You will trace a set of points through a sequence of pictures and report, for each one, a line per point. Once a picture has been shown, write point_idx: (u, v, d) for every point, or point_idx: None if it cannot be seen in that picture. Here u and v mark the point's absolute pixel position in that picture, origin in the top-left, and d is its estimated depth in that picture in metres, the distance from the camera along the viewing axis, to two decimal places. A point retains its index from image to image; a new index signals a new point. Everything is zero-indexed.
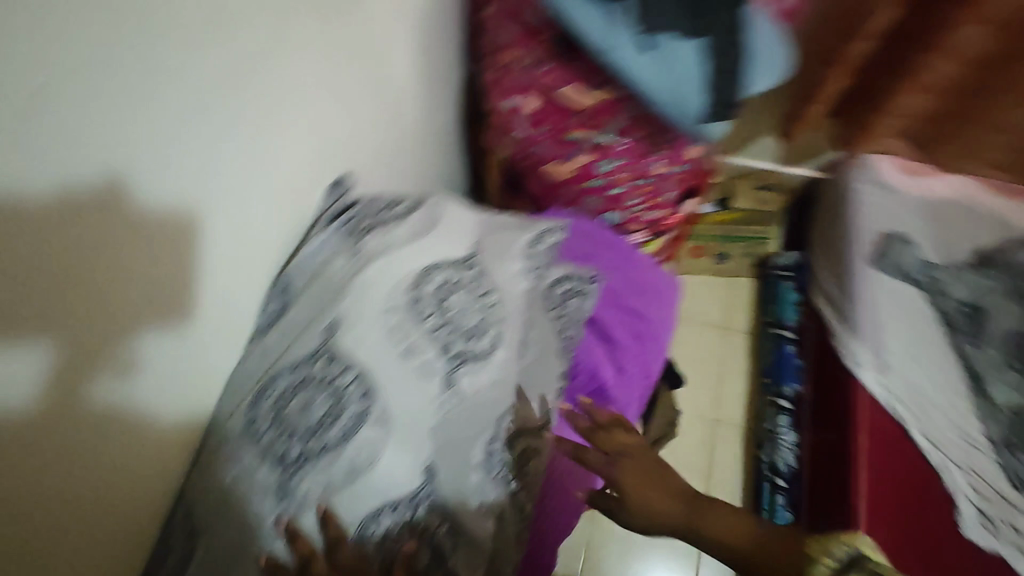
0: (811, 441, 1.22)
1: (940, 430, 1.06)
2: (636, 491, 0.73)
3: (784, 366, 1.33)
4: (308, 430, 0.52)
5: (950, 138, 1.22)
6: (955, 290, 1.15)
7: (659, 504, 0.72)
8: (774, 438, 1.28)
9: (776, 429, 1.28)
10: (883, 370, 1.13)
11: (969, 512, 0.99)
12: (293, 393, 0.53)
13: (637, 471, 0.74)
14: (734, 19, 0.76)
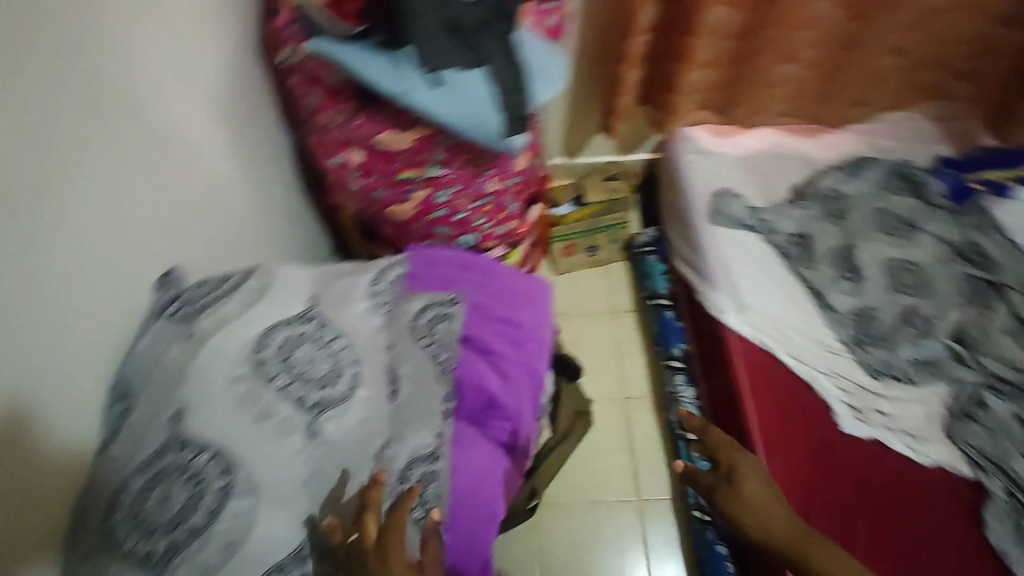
0: (705, 391, 1.31)
1: (801, 346, 1.21)
2: (750, 488, 0.93)
3: (669, 330, 1.43)
4: (172, 521, 0.52)
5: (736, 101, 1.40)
6: (780, 225, 1.36)
7: (757, 505, 0.91)
8: (676, 398, 1.36)
9: (675, 389, 1.36)
10: (744, 312, 1.25)
11: (840, 409, 1.14)
12: (150, 490, 0.53)
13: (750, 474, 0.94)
14: (508, 46, 0.85)
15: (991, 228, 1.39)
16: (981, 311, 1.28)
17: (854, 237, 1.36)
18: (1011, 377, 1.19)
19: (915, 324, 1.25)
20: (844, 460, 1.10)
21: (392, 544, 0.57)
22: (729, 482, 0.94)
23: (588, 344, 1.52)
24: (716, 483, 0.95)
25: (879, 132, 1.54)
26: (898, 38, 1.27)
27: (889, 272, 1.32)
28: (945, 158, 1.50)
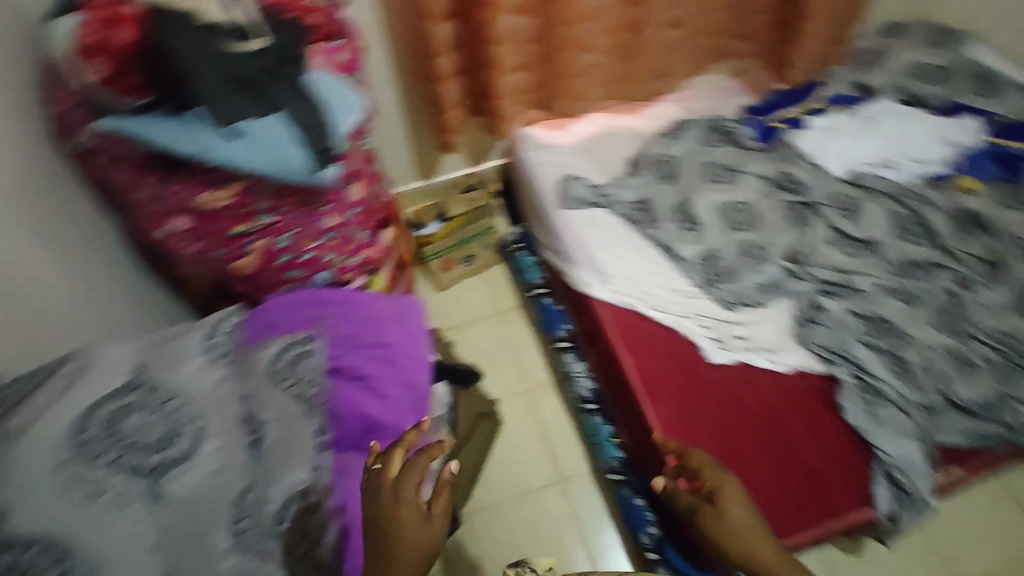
0: (593, 362, 1.38)
1: (662, 298, 1.32)
2: (730, 510, 0.87)
3: (551, 316, 1.51)
4: None
5: (552, 98, 1.53)
6: (620, 195, 1.47)
7: (733, 531, 0.84)
8: (571, 375, 1.42)
9: (568, 367, 1.43)
10: (606, 280, 1.34)
11: (707, 345, 1.26)
12: None
13: (729, 496, 0.89)
14: (298, 89, 0.89)
15: (796, 157, 1.58)
16: (804, 229, 1.45)
17: (687, 191, 1.50)
18: (838, 279, 1.35)
19: (752, 254, 1.40)
20: (722, 390, 1.21)
21: (406, 478, 0.74)
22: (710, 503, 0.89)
23: (485, 347, 1.58)
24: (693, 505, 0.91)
25: (690, 96, 1.71)
26: (673, 12, 1.43)
27: (723, 214, 1.47)
28: (751, 107, 1.70)
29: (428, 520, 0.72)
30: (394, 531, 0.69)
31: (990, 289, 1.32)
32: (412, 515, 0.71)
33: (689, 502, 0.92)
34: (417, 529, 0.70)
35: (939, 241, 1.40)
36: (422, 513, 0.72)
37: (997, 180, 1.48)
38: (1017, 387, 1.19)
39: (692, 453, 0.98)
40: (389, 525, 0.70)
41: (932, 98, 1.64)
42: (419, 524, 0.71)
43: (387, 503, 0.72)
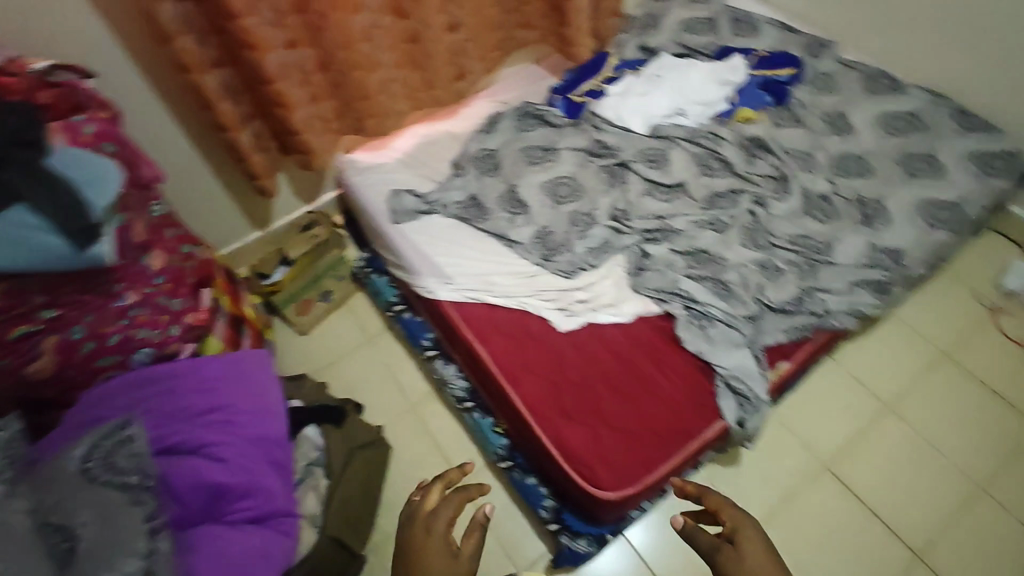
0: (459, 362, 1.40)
1: (504, 283, 1.38)
2: (748, 550, 0.80)
3: (413, 329, 1.52)
4: None
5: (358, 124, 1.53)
6: (448, 198, 1.54)
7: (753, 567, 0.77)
8: (444, 380, 1.44)
9: (440, 373, 1.44)
10: (449, 281, 1.38)
11: (554, 315, 1.33)
12: None
13: (748, 534, 0.82)
14: (34, 175, 0.84)
15: (603, 124, 1.71)
16: (621, 187, 1.58)
17: (511, 179, 1.59)
18: (657, 225, 1.48)
19: (580, 222, 1.50)
20: (576, 352, 1.28)
21: (437, 515, 0.91)
22: (730, 542, 0.82)
23: (361, 376, 1.57)
24: (714, 543, 0.83)
25: (498, 90, 1.84)
26: (449, 15, 1.48)
27: (547, 192, 1.56)
28: (555, 88, 1.81)
29: (455, 555, 0.87)
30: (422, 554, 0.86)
31: (782, 200, 1.48)
32: (440, 546, 0.87)
33: (711, 544, 0.83)
34: (441, 557, 0.85)
35: (734, 169, 1.57)
36: (449, 551, 0.87)
37: (769, 106, 1.68)
38: (816, 279, 1.35)
39: (712, 494, 0.91)
40: (419, 550, 0.87)
41: (704, 47, 1.84)
42: (445, 555, 0.86)
43: (419, 534, 0.90)
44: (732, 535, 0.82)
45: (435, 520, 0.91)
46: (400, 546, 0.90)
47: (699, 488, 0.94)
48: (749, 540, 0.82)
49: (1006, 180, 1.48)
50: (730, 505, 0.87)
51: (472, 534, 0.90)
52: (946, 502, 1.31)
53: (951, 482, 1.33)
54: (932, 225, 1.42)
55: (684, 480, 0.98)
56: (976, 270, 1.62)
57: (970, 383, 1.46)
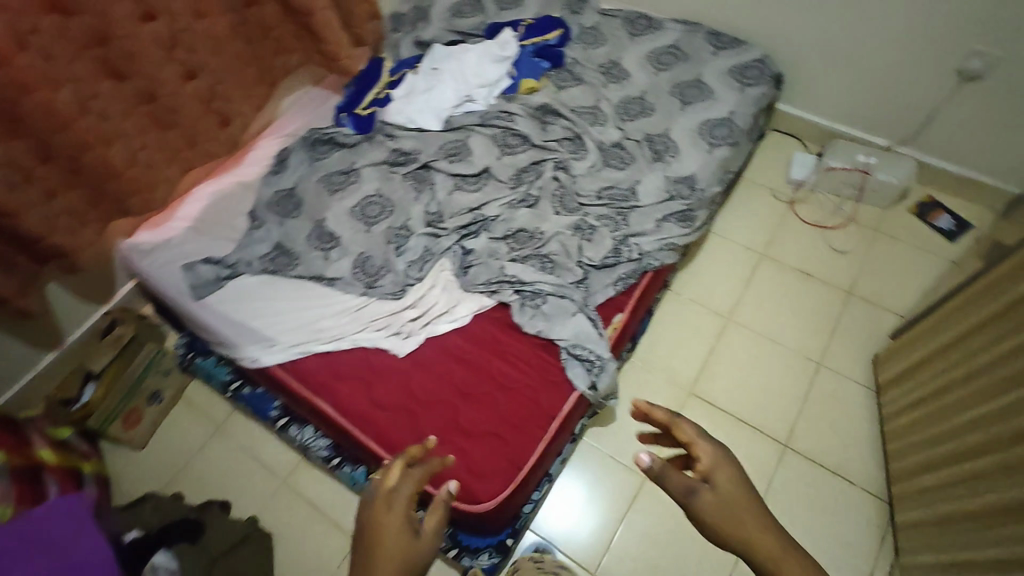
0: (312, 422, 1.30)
1: (331, 326, 1.30)
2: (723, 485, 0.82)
3: (257, 402, 1.39)
4: None
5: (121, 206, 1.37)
6: (250, 255, 1.42)
7: (730, 517, 0.78)
8: (304, 444, 1.34)
9: (297, 438, 1.34)
10: (272, 342, 1.28)
11: (390, 342, 1.27)
12: None
13: (723, 477, 0.81)
14: None
15: (396, 131, 1.66)
16: (430, 190, 1.55)
17: (316, 214, 1.50)
18: (471, 218, 1.46)
19: (397, 238, 1.45)
20: (421, 373, 1.23)
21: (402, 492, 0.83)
22: (706, 483, 0.82)
23: (220, 470, 1.43)
24: (689, 487, 0.81)
25: (284, 123, 1.73)
26: (183, 64, 1.34)
27: (356, 216, 1.50)
28: (339, 106, 1.73)
29: (415, 535, 0.78)
30: (381, 534, 0.77)
31: (581, 160, 1.52)
32: (399, 524, 0.79)
33: (683, 485, 0.82)
34: (401, 536, 0.77)
35: (531, 142, 1.58)
36: (412, 529, 0.79)
37: (549, 71, 1.72)
38: (627, 225, 1.40)
39: (683, 427, 0.85)
40: (379, 530, 0.78)
41: (475, 28, 1.84)
42: (405, 534, 0.77)
43: (379, 513, 0.80)
44: (710, 477, 0.81)
45: (396, 499, 0.82)
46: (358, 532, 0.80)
47: (669, 417, 0.86)
48: (723, 480, 0.81)
49: (766, 86, 1.60)
50: (705, 444, 0.84)
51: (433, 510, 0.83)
52: (796, 387, 1.42)
53: (796, 367, 1.45)
54: (714, 144, 1.51)
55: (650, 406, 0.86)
56: (769, 170, 1.78)
57: (788, 273, 1.59)
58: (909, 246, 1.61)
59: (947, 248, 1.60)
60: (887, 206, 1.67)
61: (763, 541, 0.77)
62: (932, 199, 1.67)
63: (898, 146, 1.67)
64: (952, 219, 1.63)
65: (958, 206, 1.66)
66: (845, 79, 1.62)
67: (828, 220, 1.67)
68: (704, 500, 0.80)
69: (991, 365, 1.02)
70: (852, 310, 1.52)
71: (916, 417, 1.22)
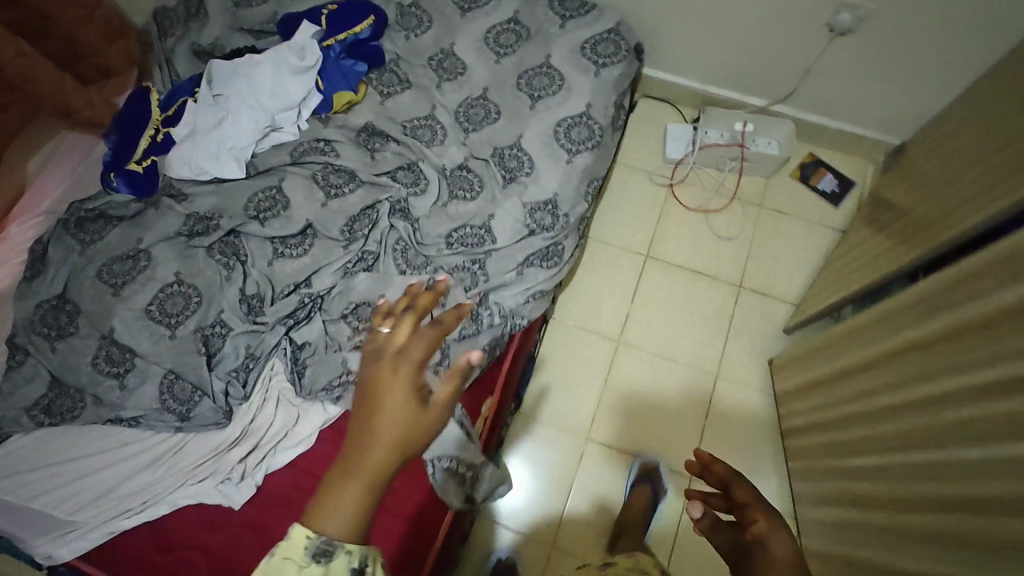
0: None
1: (144, 486, 1.05)
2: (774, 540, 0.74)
3: None
4: None
5: None
6: (13, 407, 1.10)
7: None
8: None
9: None
10: (71, 525, 1.02)
11: (220, 494, 1.04)
12: None
13: (779, 540, 0.74)
14: None
15: (187, 189, 1.30)
16: (244, 264, 1.23)
17: (100, 324, 1.17)
18: (298, 300, 1.18)
19: (211, 340, 1.15)
20: (269, 525, 1.03)
21: (416, 348, 0.60)
22: (757, 546, 0.75)
23: None
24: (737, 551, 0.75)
25: (36, 198, 1.33)
26: None
27: (154, 318, 1.17)
28: (104, 162, 1.33)
29: (422, 406, 0.61)
30: (382, 404, 0.59)
31: (422, 196, 1.25)
32: (409, 385, 0.60)
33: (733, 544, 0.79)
34: (407, 409, 0.59)
35: (359, 178, 1.28)
36: (423, 401, 0.60)
37: (367, 76, 1.38)
38: (486, 277, 1.18)
39: (740, 484, 0.81)
40: (383, 391, 0.59)
41: (264, 23, 1.43)
42: (411, 406, 0.59)
43: (384, 366, 0.60)
44: (762, 538, 0.74)
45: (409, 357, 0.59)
46: (361, 385, 0.61)
47: (730, 471, 0.82)
48: (779, 545, 0.73)
49: (625, 63, 1.34)
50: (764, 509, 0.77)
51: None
52: (694, 406, 1.35)
53: (693, 386, 1.36)
54: (573, 150, 1.27)
55: (710, 457, 0.84)
56: (643, 148, 1.57)
57: (675, 273, 1.46)
58: (794, 219, 1.49)
59: (831, 214, 1.50)
60: (769, 175, 1.52)
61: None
62: (814, 158, 1.53)
63: (775, 106, 1.49)
64: (834, 179, 1.51)
65: (840, 161, 1.53)
66: (710, 39, 1.40)
67: (713, 202, 1.51)
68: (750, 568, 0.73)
69: (884, 413, 0.93)
70: (743, 307, 1.42)
71: (811, 442, 1.15)
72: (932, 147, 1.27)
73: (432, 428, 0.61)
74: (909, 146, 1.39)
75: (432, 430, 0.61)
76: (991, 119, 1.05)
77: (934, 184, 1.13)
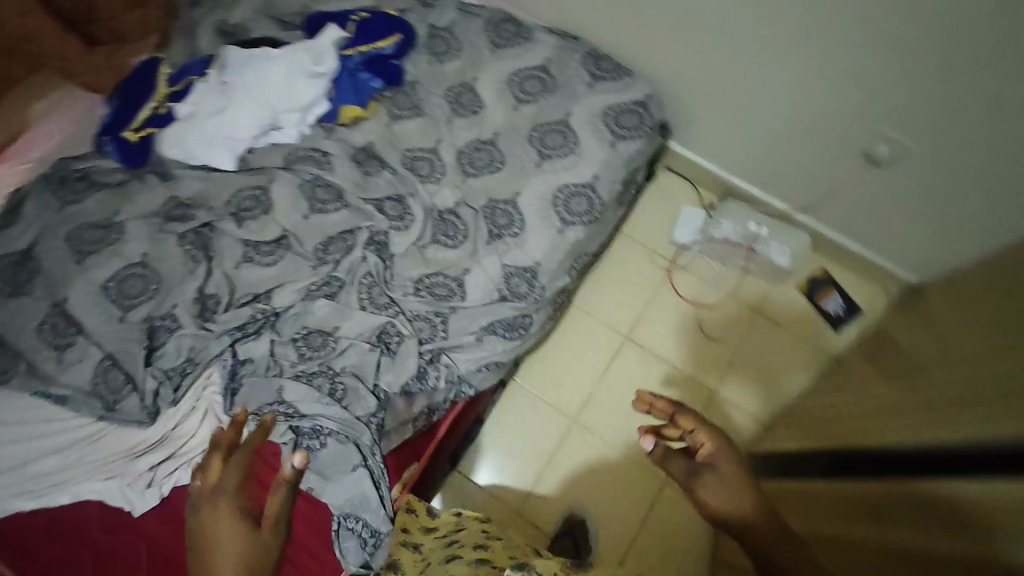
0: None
1: (53, 469, 1.04)
2: (723, 465, 0.83)
3: None
4: None
5: None
6: None
7: (729, 502, 0.80)
8: None
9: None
10: None
11: (123, 497, 1.02)
12: None
13: (723, 466, 0.82)
14: None
15: (176, 171, 1.28)
16: (211, 261, 1.20)
17: (54, 289, 1.14)
18: (252, 313, 1.15)
19: (156, 333, 1.13)
20: (165, 538, 1.02)
21: (229, 485, 0.82)
22: (708, 469, 0.83)
23: None
24: (691, 471, 0.84)
25: (28, 143, 1.31)
26: None
27: (109, 296, 1.13)
28: (102, 125, 1.31)
29: (253, 528, 0.80)
30: (217, 541, 0.76)
31: (403, 233, 1.20)
32: (234, 522, 0.78)
33: (682, 471, 0.84)
34: (237, 538, 0.77)
35: (346, 199, 1.23)
36: (251, 530, 0.79)
37: (381, 92, 1.33)
38: (444, 334, 1.15)
39: (688, 411, 0.86)
40: (213, 537, 0.77)
41: (295, 15, 1.40)
42: (241, 533, 0.78)
43: (209, 516, 0.78)
44: (714, 465, 0.82)
45: (224, 497, 0.81)
46: (192, 539, 0.77)
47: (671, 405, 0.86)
48: (725, 470, 0.82)
49: (644, 140, 1.28)
50: (708, 428, 0.85)
51: (276, 497, 0.86)
52: (634, 505, 1.29)
53: (638, 485, 1.30)
54: (567, 221, 1.21)
55: (654, 394, 0.88)
56: (652, 225, 1.50)
57: (650, 362, 1.39)
58: (787, 333, 1.42)
59: (828, 339, 1.41)
60: (773, 281, 1.45)
61: (766, 530, 0.78)
62: (826, 274, 1.43)
63: (796, 214, 1.41)
64: (843, 302, 1.41)
65: (851, 284, 1.44)
66: (741, 129, 1.32)
67: (709, 296, 1.44)
68: (703, 483, 0.82)
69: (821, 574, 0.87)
70: (713, 415, 1.36)
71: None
72: (950, 292, 1.16)
73: (263, 546, 0.80)
74: (927, 289, 1.29)
75: (265, 543, 0.81)
76: (1003, 284, 0.95)
77: (931, 340, 1.04)
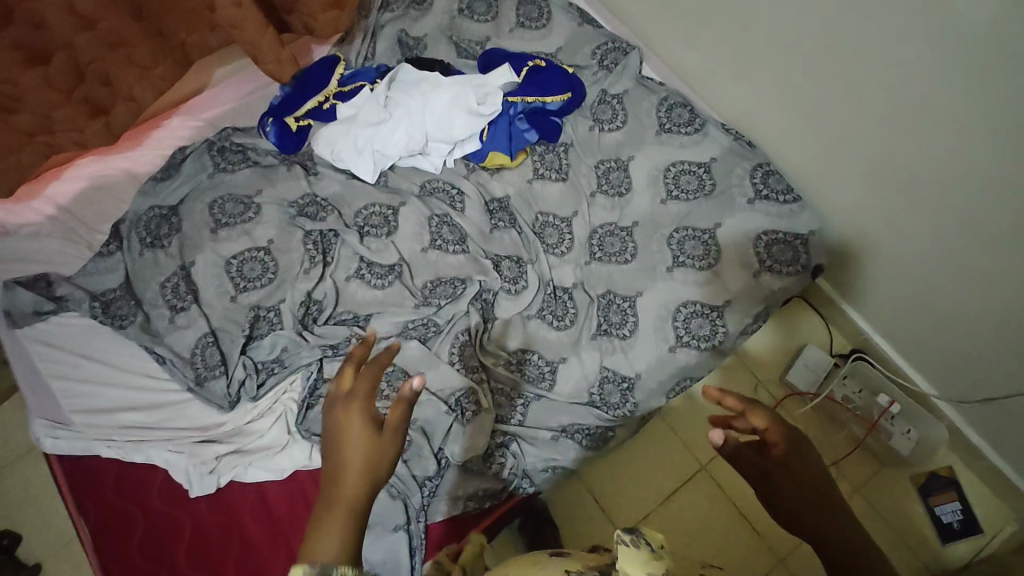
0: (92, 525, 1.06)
1: (139, 424, 1.11)
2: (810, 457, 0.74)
3: (53, 466, 1.10)
4: None
5: None
6: (84, 290, 1.18)
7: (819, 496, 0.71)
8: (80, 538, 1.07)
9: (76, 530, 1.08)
10: (70, 424, 1.10)
11: (186, 475, 1.07)
12: None
13: (807, 458, 0.73)
14: None
15: (321, 168, 1.31)
16: (326, 267, 1.21)
17: (188, 252, 1.21)
18: (347, 334, 1.16)
19: (258, 323, 1.17)
20: (211, 528, 1.06)
21: (359, 391, 0.64)
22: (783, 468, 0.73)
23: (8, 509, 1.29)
24: (761, 472, 0.73)
25: (205, 103, 1.39)
26: None
27: (230, 272, 1.19)
28: (271, 105, 1.36)
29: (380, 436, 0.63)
30: (344, 451, 0.61)
31: (512, 299, 1.17)
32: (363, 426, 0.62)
33: (754, 471, 0.74)
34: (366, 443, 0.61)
35: (468, 245, 1.21)
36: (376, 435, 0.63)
37: (534, 144, 1.30)
38: (522, 418, 1.11)
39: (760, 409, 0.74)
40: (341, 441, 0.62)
41: (474, 45, 1.40)
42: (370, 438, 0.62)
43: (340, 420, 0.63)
44: (795, 459, 0.73)
45: (355, 404, 0.63)
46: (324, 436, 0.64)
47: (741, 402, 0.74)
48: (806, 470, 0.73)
49: (792, 278, 1.17)
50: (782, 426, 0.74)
51: (399, 406, 0.64)
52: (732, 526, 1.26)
53: (755, 548, 1.24)
54: (681, 340, 1.14)
55: (720, 392, 0.75)
56: (768, 354, 1.38)
57: (722, 501, 1.28)
58: (885, 524, 1.25)
59: (932, 549, 1.23)
60: (883, 464, 1.30)
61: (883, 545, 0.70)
62: (949, 475, 1.26)
63: (938, 401, 1.23)
64: (960, 512, 1.24)
65: (976, 496, 1.26)
66: (905, 294, 1.17)
67: None
68: (778, 487, 0.72)
69: None
70: None
71: None
72: None
73: (392, 456, 0.64)
74: None
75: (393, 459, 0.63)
76: None
77: None
